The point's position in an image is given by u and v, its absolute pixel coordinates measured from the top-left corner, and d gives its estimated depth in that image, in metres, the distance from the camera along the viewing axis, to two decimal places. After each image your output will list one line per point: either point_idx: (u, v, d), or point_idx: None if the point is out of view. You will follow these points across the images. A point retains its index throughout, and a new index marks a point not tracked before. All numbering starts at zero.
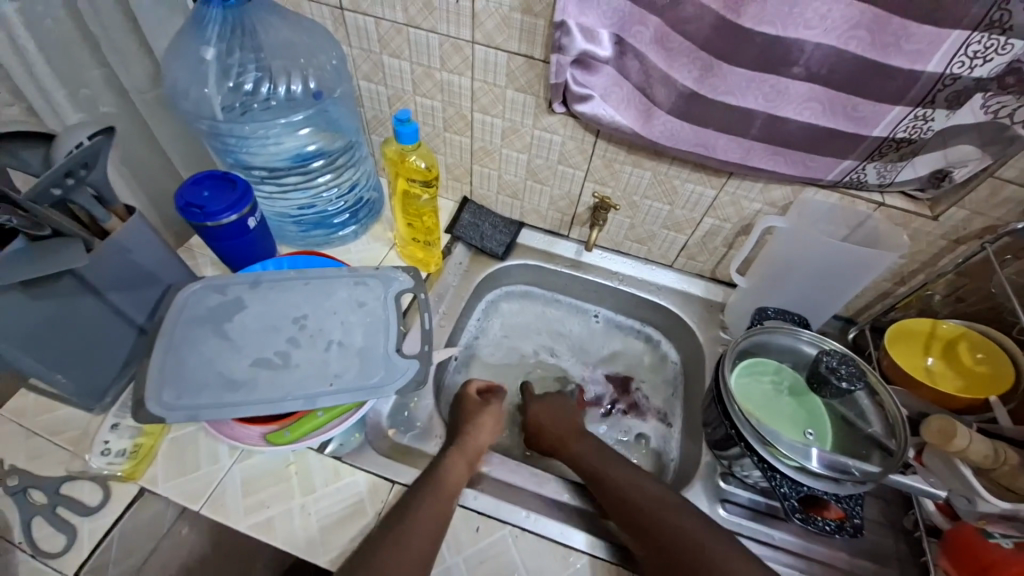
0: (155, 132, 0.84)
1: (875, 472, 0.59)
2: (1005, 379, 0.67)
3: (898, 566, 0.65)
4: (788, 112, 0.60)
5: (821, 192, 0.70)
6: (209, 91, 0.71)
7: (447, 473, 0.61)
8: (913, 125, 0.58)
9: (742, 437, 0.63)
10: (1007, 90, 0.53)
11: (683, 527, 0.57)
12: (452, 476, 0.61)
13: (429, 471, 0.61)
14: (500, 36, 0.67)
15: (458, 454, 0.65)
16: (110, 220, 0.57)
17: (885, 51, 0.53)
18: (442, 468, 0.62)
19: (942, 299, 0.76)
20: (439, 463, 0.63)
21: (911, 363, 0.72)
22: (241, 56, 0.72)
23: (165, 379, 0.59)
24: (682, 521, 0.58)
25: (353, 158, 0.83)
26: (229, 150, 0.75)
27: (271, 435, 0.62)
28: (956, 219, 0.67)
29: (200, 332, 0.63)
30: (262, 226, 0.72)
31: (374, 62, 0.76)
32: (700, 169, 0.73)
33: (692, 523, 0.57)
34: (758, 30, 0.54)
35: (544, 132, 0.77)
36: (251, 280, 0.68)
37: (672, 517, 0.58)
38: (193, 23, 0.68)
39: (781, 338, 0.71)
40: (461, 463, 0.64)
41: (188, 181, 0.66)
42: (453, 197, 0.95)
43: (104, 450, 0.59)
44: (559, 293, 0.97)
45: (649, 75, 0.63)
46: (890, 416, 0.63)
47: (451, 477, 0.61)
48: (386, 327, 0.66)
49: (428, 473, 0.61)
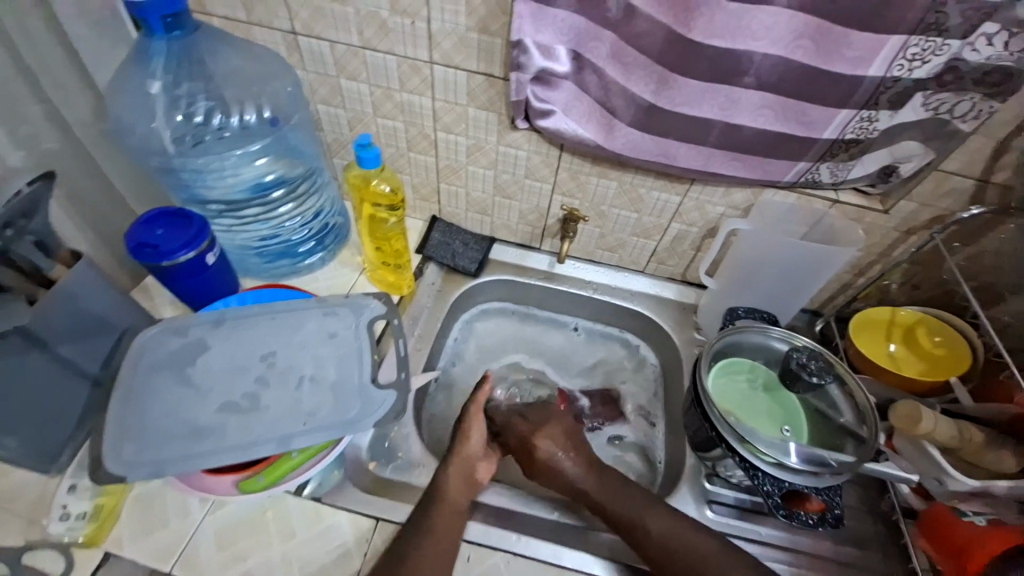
0: (102, 167, 0.80)
1: (851, 462, 0.60)
2: (962, 360, 0.71)
3: (881, 551, 0.67)
4: (743, 119, 0.62)
5: (780, 192, 0.72)
6: (157, 126, 0.69)
7: (445, 494, 0.61)
8: (860, 126, 0.61)
9: (723, 438, 0.63)
10: (945, 88, 0.56)
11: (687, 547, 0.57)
12: (450, 496, 0.61)
13: (427, 494, 0.61)
14: (458, 56, 0.67)
15: (455, 468, 0.64)
16: (54, 268, 0.54)
17: (830, 58, 0.55)
18: (441, 486, 0.62)
19: (899, 287, 0.79)
20: (435, 485, 0.62)
21: (875, 352, 0.75)
22: (190, 87, 0.69)
23: (125, 433, 0.55)
24: (686, 539, 0.58)
25: (315, 184, 0.81)
26: (182, 184, 0.72)
27: (243, 483, 0.58)
28: (906, 211, 0.70)
29: (161, 379, 0.60)
30: (220, 261, 0.68)
31: (332, 86, 0.75)
32: (663, 177, 0.74)
33: (699, 542, 0.58)
34: (710, 43, 0.55)
35: (508, 148, 0.77)
36: (213, 318, 0.65)
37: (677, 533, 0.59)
38: (136, 56, 0.66)
39: (753, 336, 0.72)
40: (456, 479, 0.63)
41: (139, 221, 0.63)
42: (421, 216, 0.94)
43: (62, 514, 0.56)
44: (535, 306, 0.96)
45: (609, 90, 0.64)
46: (861, 406, 0.65)
47: (449, 497, 0.61)
48: (359, 357, 0.64)
49: (428, 497, 0.60)
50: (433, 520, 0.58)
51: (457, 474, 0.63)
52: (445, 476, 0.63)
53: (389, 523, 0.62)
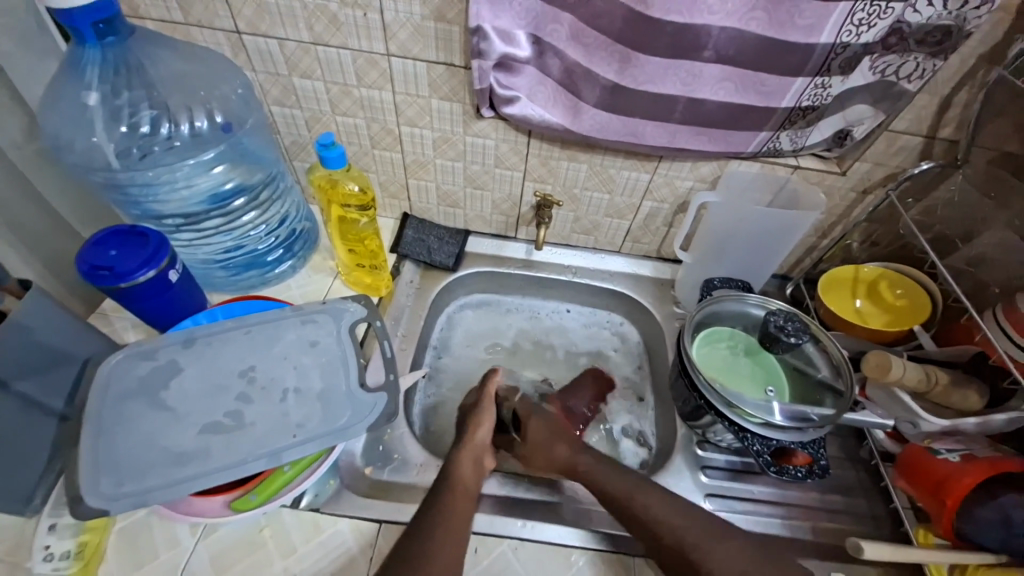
0: (40, 189, 0.75)
1: (832, 413, 0.63)
2: (922, 309, 0.75)
3: (865, 495, 0.71)
4: (705, 93, 0.63)
5: (744, 163, 0.74)
6: (99, 139, 0.64)
7: (457, 479, 0.61)
8: (815, 93, 0.63)
9: (711, 405, 0.65)
10: (890, 50, 0.59)
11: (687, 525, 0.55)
12: (462, 480, 0.61)
13: (439, 482, 0.60)
14: (415, 46, 0.65)
15: (465, 455, 0.65)
16: (4, 300, 0.51)
17: (782, 28, 0.56)
18: (454, 471, 0.62)
19: (859, 246, 0.83)
20: (447, 470, 0.62)
21: (843, 307, 0.79)
22: (131, 95, 0.65)
23: (100, 467, 0.52)
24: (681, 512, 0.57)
25: (277, 190, 0.78)
26: (133, 200, 0.68)
27: (236, 502, 0.56)
28: (862, 172, 0.73)
29: (134, 408, 0.57)
30: (185, 277, 0.65)
31: (285, 86, 0.72)
32: (632, 156, 0.75)
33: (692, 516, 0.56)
34: (668, 19, 0.56)
35: (476, 138, 0.76)
36: (184, 338, 0.62)
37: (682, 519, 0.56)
38: (66, 65, 0.60)
39: (730, 304, 0.75)
40: (468, 465, 0.63)
41: (89, 243, 0.59)
42: (392, 215, 0.92)
43: (45, 556, 0.52)
44: (515, 295, 0.97)
45: (572, 73, 0.64)
46: (835, 360, 0.68)
47: (461, 481, 0.61)
48: (344, 363, 0.63)
49: (440, 484, 0.60)
50: (445, 505, 0.57)
51: (469, 459, 0.64)
52: (457, 462, 0.63)
53: (391, 524, 0.61)
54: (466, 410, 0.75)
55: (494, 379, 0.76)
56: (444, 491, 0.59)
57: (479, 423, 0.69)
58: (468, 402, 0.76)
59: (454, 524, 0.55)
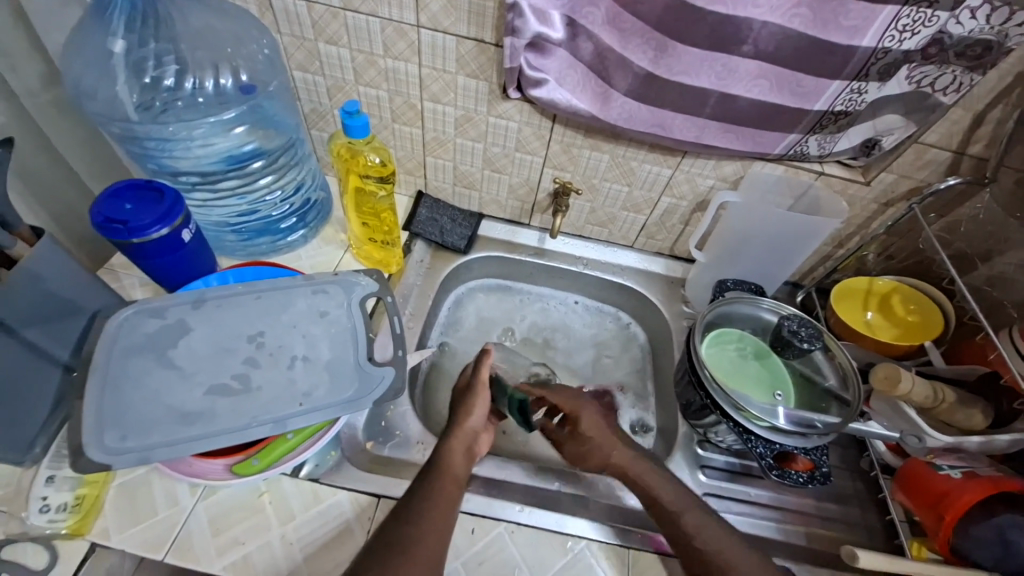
0: (50, 139, 0.74)
1: (837, 423, 0.63)
2: (935, 325, 0.75)
3: (859, 505, 0.72)
4: (738, 90, 0.62)
5: (769, 165, 0.73)
6: (120, 90, 0.63)
7: (447, 465, 0.60)
8: (850, 98, 0.62)
9: (718, 405, 0.65)
10: (930, 60, 0.58)
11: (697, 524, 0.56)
12: (451, 466, 0.60)
13: (428, 466, 0.60)
14: (446, 19, 0.63)
15: (456, 441, 0.64)
16: (15, 245, 0.50)
17: (826, 28, 0.55)
18: (444, 458, 0.61)
19: (875, 258, 0.83)
20: (436, 457, 0.61)
21: (853, 318, 0.78)
22: (156, 47, 0.64)
23: (105, 420, 0.52)
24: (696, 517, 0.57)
25: (295, 157, 0.77)
26: (148, 154, 0.67)
27: (237, 466, 0.56)
28: (885, 183, 0.73)
29: (141, 363, 0.56)
30: (198, 237, 0.64)
31: (309, 50, 0.70)
32: (656, 150, 0.74)
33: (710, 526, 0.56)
34: (710, 9, 0.54)
35: (499, 119, 0.74)
36: (193, 299, 0.62)
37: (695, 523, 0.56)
38: (93, 12, 0.59)
39: (743, 307, 0.74)
40: (458, 452, 0.63)
41: (104, 194, 0.58)
42: (407, 191, 0.91)
43: (42, 506, 0.52)
44: (523, 282, 0.96)
45: (605, 59, 0.62)
46: (844, 370, 0.68)
47: (451, 468, 0.60)
48: (354, 335, 0.62)
49: (430, 467, 0.60)
50: (433, 490, 0.56)
51: (459, 448, 0.63)
52: (447, 448, 0.62)
53: (390, 499, 0.61)
54: (460, 390, 0.73)
55: (485, 360, 0.72)
56: (431, 476, 0.58)
57: (471, 410, 0.68)
58: (461, 383, 0.74)
59: (439, 510, 0.55)
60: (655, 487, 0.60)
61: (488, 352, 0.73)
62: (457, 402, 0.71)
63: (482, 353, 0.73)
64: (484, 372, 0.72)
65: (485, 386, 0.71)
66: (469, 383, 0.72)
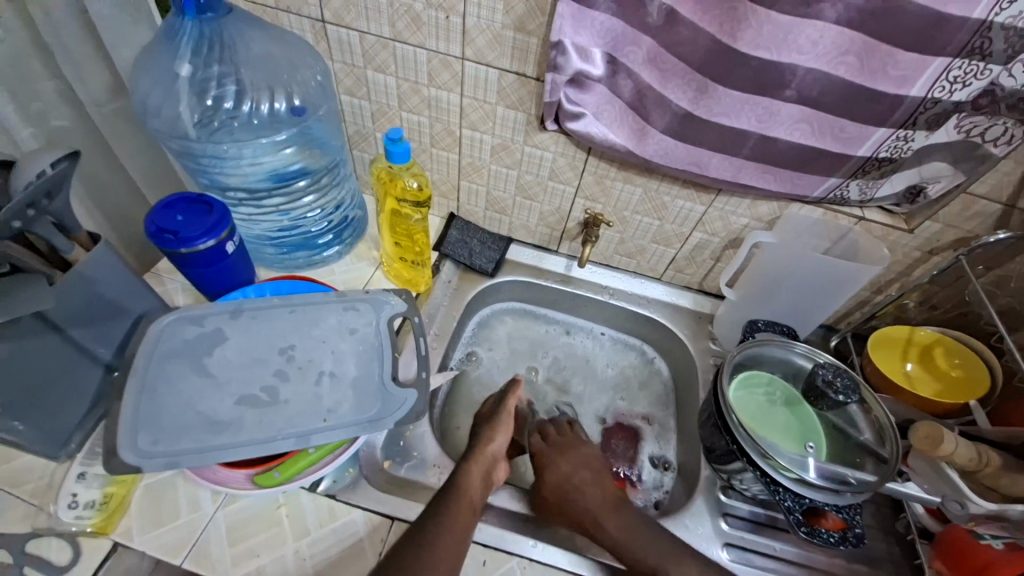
0: (111, 143, 0.80)
1: (872, 481, 0.60)
2: (980, 384, 0.71)
3: (893, 570, 0.68)
4: (778, 132, 0.61)
5: (805, 207, 0.72)
6: (182, 109, 0.67)
7: (464, 488, 0.60)
8: (895, 145, 0.61)
9: (744, 451, 0.63)
10: (980, 111, 0.56)
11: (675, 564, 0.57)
12: (469, 491, 0.60)
13: (446, 487, 0.60)
14: (491, 53, 0.66)
15: (475, 464, 0.64)
16: (73, 250, 0.53)
17: (873, 76, 0.54)
18: (461, 480, 0.61)
19: (916, 307, 0.80)
20: (455, 478, 0.61)
21: (892, 369, 0.75)
22: (219, 70, 0.67)
23: (140, 423, 0.54)
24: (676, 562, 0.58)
25: (338, 177, 0.80)
26: (203, 169, 0.71)
27: (260, 477, 0.57)
28: (930, 232, 0.71)
29: (178, 368, 0.58)
30: (241, 249, 0.67)
31: (358, 77, 0.73)
32: (690, 186, 0.74)
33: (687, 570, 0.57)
34: (754, 54, 0.55)
35: (535, 149, 0.76)
36: (231, 309, 0.64)
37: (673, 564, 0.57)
38: (165, 37, 0.64)
39: (774, 350, 0.72)
40: (477, 475, 0.63)
41: (159, 205, 0.61)
42: (439, 213, 0.93)
43: (71, 502, 0.54)
44: (548, 307, 0.96)
45: (643, 97, 0.63)
46: (880, 425, 0.65)
47: (468, 492, 0.59)
48: (381, 355, 0.63)
49: (447, 489, 0.59)
50: (452, 512, 0.56)
51: (479, 472, 0.63)
52: (467, 471, 0.63)
53: (404, 522, 0.61)
54: (481, 417, 0.74)
55: (513, 392, 0.75)
56: (450, 497, 0.58)
57: (496, 435, 0.69)
58: (485, 409, 0.75)
59: (453, 533, 0.54)
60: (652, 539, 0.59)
61: (518, 384, 0.76)
62: (479, 428, 0.71)
63: (512, 384, 0.76)
64: (513, 400, 0.74)
65: (511, 416, 0.73)
66: (494, 411, 0.73)
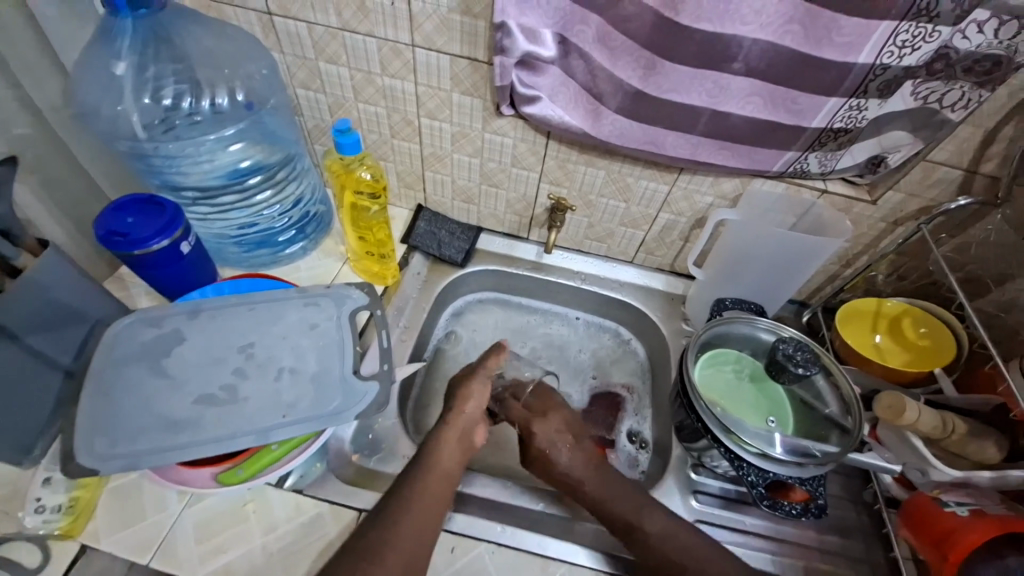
0: (72, 150, 0.77)
1: (834, 452, 0.60)
2: (945, 352, 0.71)
3: (863, 539, 0.68)
4: (731, 107, 0.61)
5: (768, 182, 0.71)
6: (125, 108, 0.66)
7: (436, 461, 0.60)
8: (849, 114, 0.60)
9: (707, 429, 0.63)
10: (935, 75, 0.56)
11: (643, 517, 0.59)
12: (441, 464, 0.59)
13: (416, 462, 0.60)
14: (440, 39, 0.65)
15: (451, 434, 0.63)
16: (20, 256, 0.53)
17: (819, 44, 0.53)
18: (434, 454, 0.61)
19: (885, 279, 0.80)
20: (427, 449, 0.61)
21: (861, 343, 0.75)
22: (158, 68, 0.66)
23: (97, 427, 0.54)
24: (647, 516, 0.59)
25: (295, 171, 0.79)
26: (154, 170, 0.70)
27: (222, 475, 0.57)
28: (893, 202, 0.70)
29: (135, 371, 0.58)
30: (197, 249, 0.66)
31: (311, 69, 0.72)
32: (652, 166, 0.73)
33: (660, 522, 0.59)
34: (697, 27, 0.54)
35: (494, 135, 0.75)
36: (190, 309, 0.64)
37: (643, 519, 0.59)
38: (101, 35, 0.62)
39: (740, 327, 0.72)
40: (452, 443, 0.62)
41: (110, 207, 0.61)
42: (407, 205, 0.92)
43: (37, 507, 0.54)
44: (521, 296, 0.96)
45: (595, 76, 0.62)
46: (845, 397, 0.65)
47: (438, 466, 0.59)
48: (342, 349, 0.63)
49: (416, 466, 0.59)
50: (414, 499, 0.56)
51: (453, 441, 0.62)
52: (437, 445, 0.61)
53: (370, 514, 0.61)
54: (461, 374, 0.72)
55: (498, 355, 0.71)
56: (420, 472, 0.58)
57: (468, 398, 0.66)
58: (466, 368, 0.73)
59: (418, 510, 0.54)
60: (639, 521, 0.59)
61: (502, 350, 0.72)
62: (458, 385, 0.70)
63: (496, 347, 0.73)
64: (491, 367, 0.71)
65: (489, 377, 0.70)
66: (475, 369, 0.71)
